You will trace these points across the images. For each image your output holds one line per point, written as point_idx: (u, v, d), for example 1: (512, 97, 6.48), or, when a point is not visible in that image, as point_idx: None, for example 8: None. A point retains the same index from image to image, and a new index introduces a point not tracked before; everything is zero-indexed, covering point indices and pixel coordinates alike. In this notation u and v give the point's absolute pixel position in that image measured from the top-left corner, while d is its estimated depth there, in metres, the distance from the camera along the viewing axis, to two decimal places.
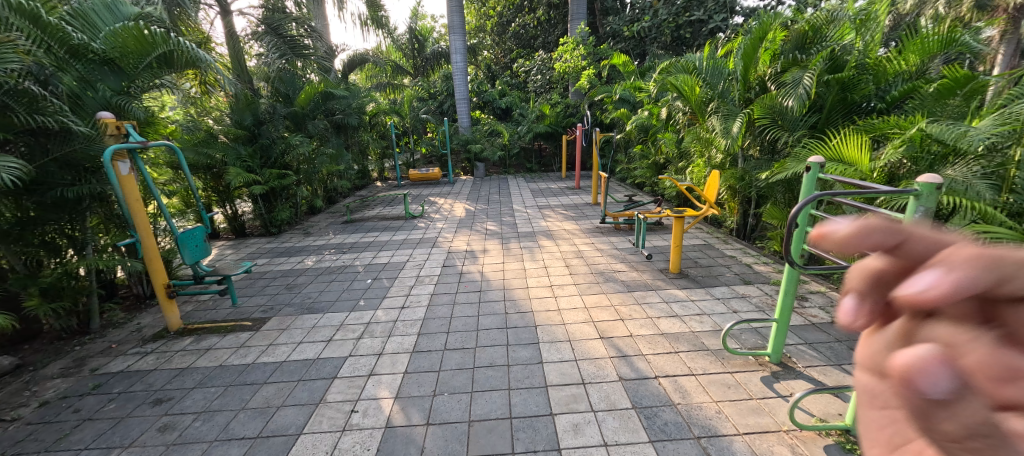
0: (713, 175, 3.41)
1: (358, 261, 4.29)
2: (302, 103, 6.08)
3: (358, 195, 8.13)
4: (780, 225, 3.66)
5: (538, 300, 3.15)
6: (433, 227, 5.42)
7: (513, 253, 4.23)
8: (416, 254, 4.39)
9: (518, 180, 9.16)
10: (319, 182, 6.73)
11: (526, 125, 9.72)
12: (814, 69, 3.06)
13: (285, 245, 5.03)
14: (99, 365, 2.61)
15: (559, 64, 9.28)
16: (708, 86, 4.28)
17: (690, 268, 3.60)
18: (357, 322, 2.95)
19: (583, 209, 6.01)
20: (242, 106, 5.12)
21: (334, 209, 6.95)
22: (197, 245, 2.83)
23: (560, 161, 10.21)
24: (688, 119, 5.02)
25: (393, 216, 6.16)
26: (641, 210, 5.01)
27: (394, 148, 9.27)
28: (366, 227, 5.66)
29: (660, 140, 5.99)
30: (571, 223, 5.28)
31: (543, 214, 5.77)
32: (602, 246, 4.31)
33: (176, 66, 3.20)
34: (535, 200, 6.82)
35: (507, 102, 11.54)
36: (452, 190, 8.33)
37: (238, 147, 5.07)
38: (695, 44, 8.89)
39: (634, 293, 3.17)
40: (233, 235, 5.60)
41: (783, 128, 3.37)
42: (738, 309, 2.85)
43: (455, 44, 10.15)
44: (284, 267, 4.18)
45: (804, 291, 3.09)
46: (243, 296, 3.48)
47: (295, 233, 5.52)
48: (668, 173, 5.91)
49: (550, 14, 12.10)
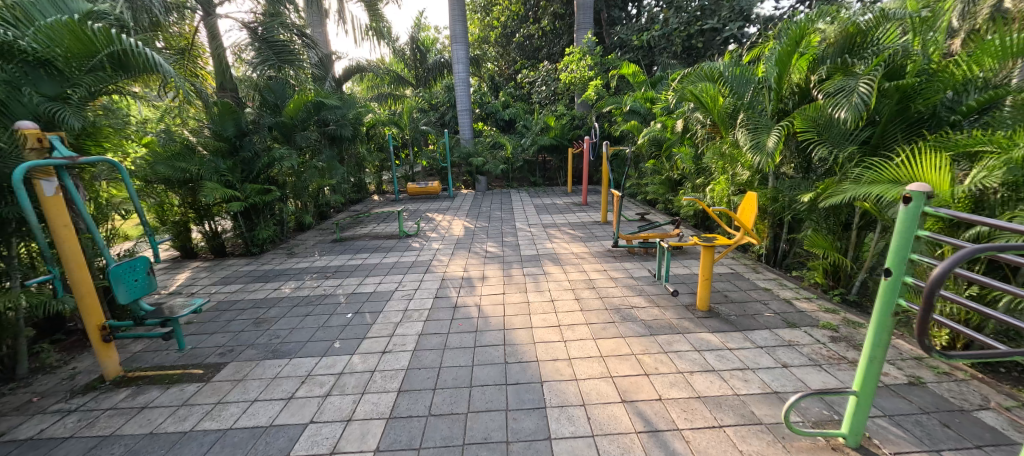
0: (749, 197, 2.87)
1: (341, 288, 3.81)
2: (291, 113, 5.63)
3: (352, 211, 7.72)
4: (826, 255, 3.17)
5: (544, 345, 2.65)
6: (429, 248, 4.97)
7: (515, 282, 3.74)
8: (407, 281, 3.91)
9: (521, 194, 8.74)
10: (309, 197, 6.32)
11: (530, 137, 9.33)
12: (871, 75, 2.60)
13: (265, 267, 4.58)
14: (7, 428, 2.12)
15: (565, 75, 8.95)
16: (733, 96, 3.85)
17: (721, 304, 3.10)
18: (327, 372, 2.46)
19: (591, 228, 5.55)
20: (222, 116, 4.70)
21: (325, 226, 6.53)
22: (137, 280, 2.36)
23: (565, 175, 9.79)
24: (709, 133, 4.58)
25: (387, 234, 5.71)
26: (657, 232, 4.54)
27: (392, 161, 8.90)
28: (356, 247, 5.22)
29: (675, 155, 5.56)
30: (579, 245, 4.81)
31: (548, 234, 5.31)
32: (616, 273, 3.83)
33: (133, 69, 2.87)
34: (539, 218, 6.37)
35: (510, 114, 11.19)
36: (452, 205, 7.90)
37: (218, 161, 4.66)
38: (707, 54, 8.53)
39: (659, 337, 2.66)
40: (211, 255, 5.16)
41: (829, 144, 2.93)
42: (789, 363, 2.35)
43: (458, 54, 9.84)
44: (258, 297, 3.72)
45: (863, 339, 2.58)
46: (202, 334, 3.01)
47: (279, 253, 5.07)
48: (684, 190, 5.45)
49: (555, 25, 11.82)
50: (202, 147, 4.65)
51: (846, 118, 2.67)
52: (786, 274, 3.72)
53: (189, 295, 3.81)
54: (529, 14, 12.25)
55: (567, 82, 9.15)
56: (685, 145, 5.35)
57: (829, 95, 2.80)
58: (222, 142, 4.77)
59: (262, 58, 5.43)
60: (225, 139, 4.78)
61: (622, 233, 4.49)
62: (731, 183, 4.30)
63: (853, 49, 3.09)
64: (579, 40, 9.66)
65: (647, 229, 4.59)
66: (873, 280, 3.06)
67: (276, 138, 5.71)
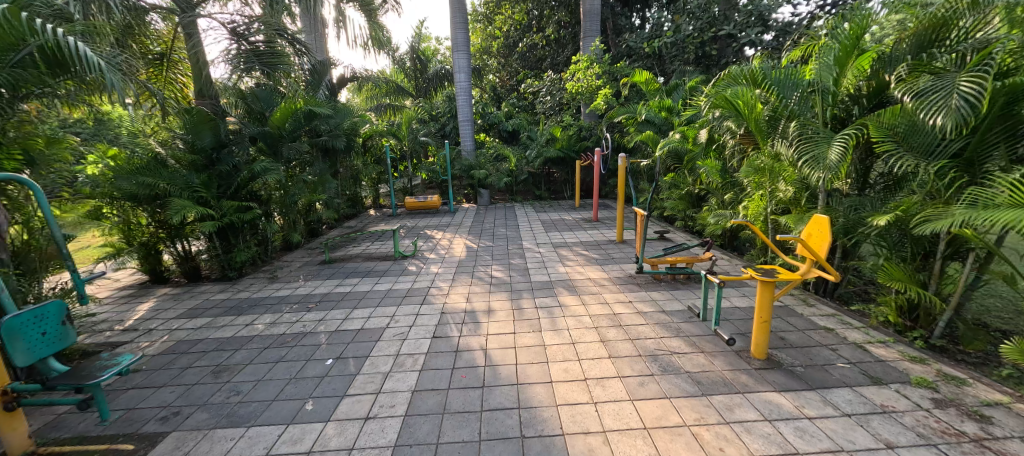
0: (822, 221, 2.29)
1: (324, 323, 3.26)
2: (279, 123, 5.08)
3: (346, 227, 7.21)
4: (903, 290, 2.63)
5: (571, 410, 2.09)
6: (427, 272, 4.44)
7: (527, 317, 3.19)
8: (400, 315, 3.36)
9: (526, 209, 8.24)
10: (297, 214, 5.81)
11: (535, 149, 8.85)
12: (973, 72, 2.11)
13: (240, 295, 4.03)
14: None
15: (571, 84, 8.55)
16: (775, 101, 3.39)
17: (779, 350, 2.56)
18: (291, 451, 1.89)
19: (607, 249, 5.02)
20: (197, 125, 4.22)
21: (314, 245, 6.00)
22: (41, 334, 1.81)
23: (572, 188, 9.30)
24: (740, 143, 4.13)
25: (381, 255, 5.18)
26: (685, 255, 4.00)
27: (389, 174, 8.43)
28: (345, 270, 4.68)
29: (699, 168, 5.07)
30: (595, 269, 4.29)
31: (560, 255, 4.78)
32: (644, 306, 3.28)
33: (70, 71, 2.43)
34: (547, 236, 5.84)
35: (514, 125, 10.77)
36: (453, 220, 7.39)
37: (190, 174, 4.16)
38: (721, 62, 8.13)
39: (714, 400, 2.10)
40: (184, 279, 4.63)
41: (912, 155, 2.44)
42: (893, 442, 1.79)
43: (460, 62, 9.44)
44: (225, 335, 3.17)
45: (976, 403, 2.03)
46: (147, 388, 2.46)
47: (259, 277, 4.54)
48: (709, 207, 4.94)
49: (560, 34, 11.48)
50: (174, 160, 4.16)
51: (942, 126, 2.17)
52: (844, 308, 3.18)
53: (146, 332, 3.27)
54: (532, 23, 11.92)
55: (574, 91, 8.74)
56: (710, 157, 4.87)
57: (916, 97, 2.30)
58: (198, 156, 4.27)
59: (241, 62, 4.94)
60: (201, 152, 4.28)
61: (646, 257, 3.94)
62: (769, 200, 3.80)
63: (934, 43, 2.59)
64: (586, 48, 9.29)
65: (674, 251, 4.04)
66: (964, 321, 2.52)
67: (261, 150, 5.23)
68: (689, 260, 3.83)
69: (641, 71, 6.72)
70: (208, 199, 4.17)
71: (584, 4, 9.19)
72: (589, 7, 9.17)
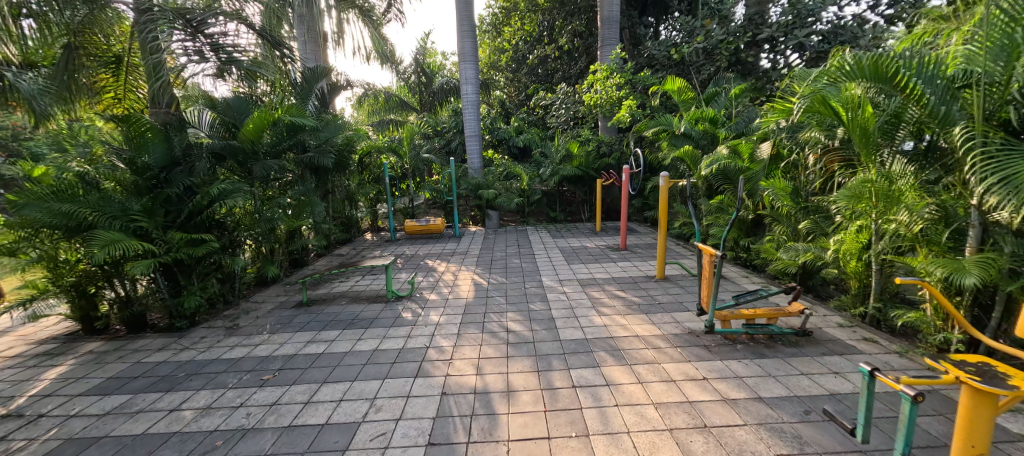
0: None
1: (275, 413, 2.30)
2: (250, 135, 4.28)
3: (337, 255, 6.34)
4: None
5: None
6: (426, 322, 3.51)
7: (565, 408, 2.20)
8: (384, 398, 2.38)
9: (541, 233, 7.35)
10: (274, 242, 4.92)
11: (549, 166, 8.01)
12: None
13: (182, 355, 3.11)
14: None
15: (589, 96, 7.80)
16: (900, 103, 2.53)
17: None
18: None
19: (648, 289, 4.06)
20: (135, 140, 3.38)
21: (295, 279, 5.11)
22: None
23: (590, 210, 8.40)
24: (822, 163, 3.42)
25: (371, 295, 4.26)
26: (770, 307, 2.99)
27: (388, 195, 7.62)
28: (325, 316, 3.77)
29: (758, 190, 4.16)
30: (641, 320, 3.34)
31: (590, 298, 3.86)
32: (729, 389, 2.30)
33: None
34: (570, 269, 4.93)
35: (524, 141, 9.98)
36: (458, 247, 6.50)
37: (128, 199, 3.31)
38: (756, 70, 7.31)
39: None
40: (125, 328, 3.73)
41: None
42: None
43: (467, 73, 8.70)
44: (133, 431, 2.22)
45: None
46: None
47: (215, 327, 3.61)
48: (775, 237, 4.01)
49: (574, 44, 10.80)
50: (105, 181, 3.29)
51: None
52: None
53: (30, 423, 2.34)
54: (543, 34, 11.26)
55: (592, 104, 7.94)
56: (776, 176, 3.97)
57: None
58: (139, 176, 3.41)
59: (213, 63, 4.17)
60: (143, 171, 3.42)
61: (720, 309, 2.95)
62: (885, 234, 2.88)
63: None
64: (604, 57, 8.54)
65: (756, 299, 3.03)
66: None
67: (231, 169, 4.39)
68: (770, 315, 2.87)
69: (674, 77, 5.90)
70: (148, 230, 3.30)
71: (602, 11, 8.48)
72: (607, 13, 8.46)
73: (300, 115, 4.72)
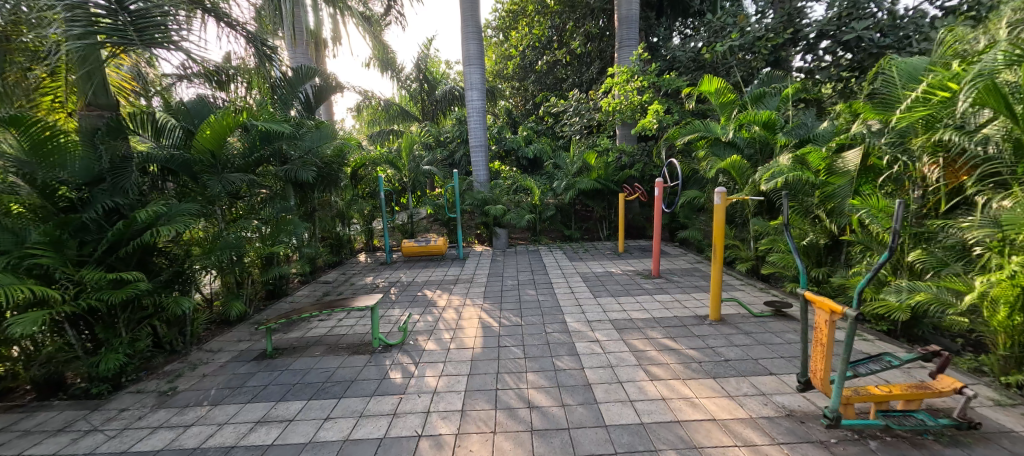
0: None
1: None
2: (207, 143, 3.48)
3: (323, 282, 5.52)
4: None
5: None
6: (418, 389, 2.61)
7: None
8: None
9: (555, 255, 6.49)
10: (241, 272, 4.10)
11: (564, 179, 7.21)
12: None
13: (79, 444, 2.24)
14: None
15: (607, 101, 7.06)
16: None
17: None
18: None
19: (703, 337, 3.17)
20: (44, 150, 2.58)
21: (266, 316, 4.26)
22: None
23: (609, 227, 7.56)
24: (942, 177, 2.68)
25: (353, 341, 3.41)
26: (912, 383, 2.08)
27: (383, 211, 6.83)
28: (289, 374, 2.91)
29: (842, 209, 3.28)
30: (708, 389, 2.45)
31: (633, 353, 2.97)
32: None
33: None
34: (598, 304, 4.05)
35: (535, 151, 9.20)
36: (462, 271, 5.65)
37: (27, 228, 2.50)
38: (796, 71, 6.48)
39: None
40: (30, 393, 2.88)
41: None
42: None
43: (472, 77, 7.94)
44: None
45: None
46: None
47: (143, 393, 2.75)
48: (867, 271, 3.12)
49: (586, 48, 10.10)
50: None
51: None
52: None
53: None
54: (553, 39, 10.58)
55: (610, 110, 7.16)
56: (870, 193, 3.09)
57: None
58: (47, 200, 2.63)
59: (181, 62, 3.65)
60: (50, 193, 2.64)
61: (848, 390, 2.03)
62: None
63: None
64: (622, 60, 7.79)
65: (889, 370, 2.11)
66: None
67: (184, 185, 3.59)
68: (912, 396, 1.98)
69: (711, 75, 5.09)
70: (51, 268, 2.47)
71: (620, 10, 7.76)
72: (625, 12, 7.74)
73: (272, 120, 3.93)
